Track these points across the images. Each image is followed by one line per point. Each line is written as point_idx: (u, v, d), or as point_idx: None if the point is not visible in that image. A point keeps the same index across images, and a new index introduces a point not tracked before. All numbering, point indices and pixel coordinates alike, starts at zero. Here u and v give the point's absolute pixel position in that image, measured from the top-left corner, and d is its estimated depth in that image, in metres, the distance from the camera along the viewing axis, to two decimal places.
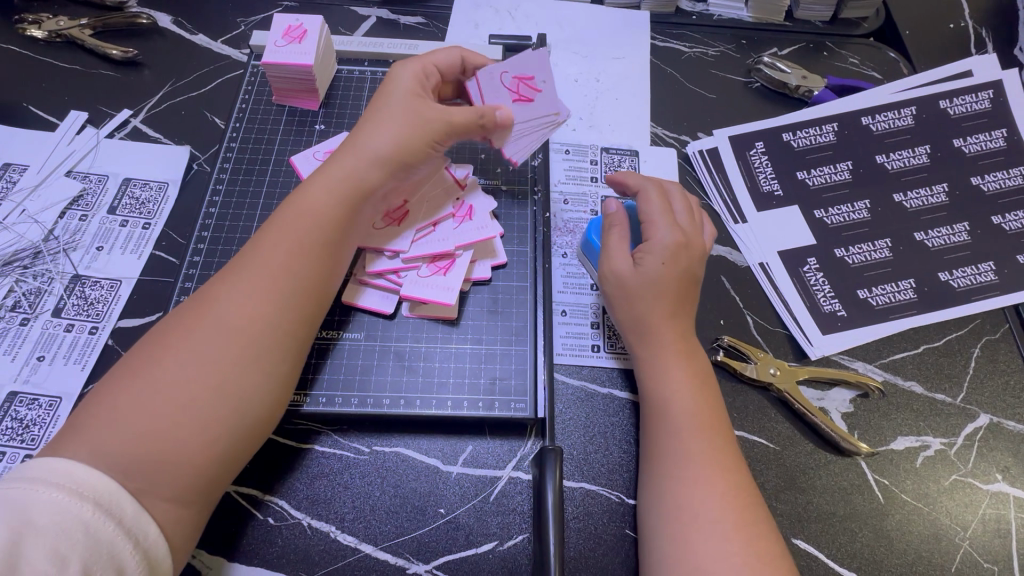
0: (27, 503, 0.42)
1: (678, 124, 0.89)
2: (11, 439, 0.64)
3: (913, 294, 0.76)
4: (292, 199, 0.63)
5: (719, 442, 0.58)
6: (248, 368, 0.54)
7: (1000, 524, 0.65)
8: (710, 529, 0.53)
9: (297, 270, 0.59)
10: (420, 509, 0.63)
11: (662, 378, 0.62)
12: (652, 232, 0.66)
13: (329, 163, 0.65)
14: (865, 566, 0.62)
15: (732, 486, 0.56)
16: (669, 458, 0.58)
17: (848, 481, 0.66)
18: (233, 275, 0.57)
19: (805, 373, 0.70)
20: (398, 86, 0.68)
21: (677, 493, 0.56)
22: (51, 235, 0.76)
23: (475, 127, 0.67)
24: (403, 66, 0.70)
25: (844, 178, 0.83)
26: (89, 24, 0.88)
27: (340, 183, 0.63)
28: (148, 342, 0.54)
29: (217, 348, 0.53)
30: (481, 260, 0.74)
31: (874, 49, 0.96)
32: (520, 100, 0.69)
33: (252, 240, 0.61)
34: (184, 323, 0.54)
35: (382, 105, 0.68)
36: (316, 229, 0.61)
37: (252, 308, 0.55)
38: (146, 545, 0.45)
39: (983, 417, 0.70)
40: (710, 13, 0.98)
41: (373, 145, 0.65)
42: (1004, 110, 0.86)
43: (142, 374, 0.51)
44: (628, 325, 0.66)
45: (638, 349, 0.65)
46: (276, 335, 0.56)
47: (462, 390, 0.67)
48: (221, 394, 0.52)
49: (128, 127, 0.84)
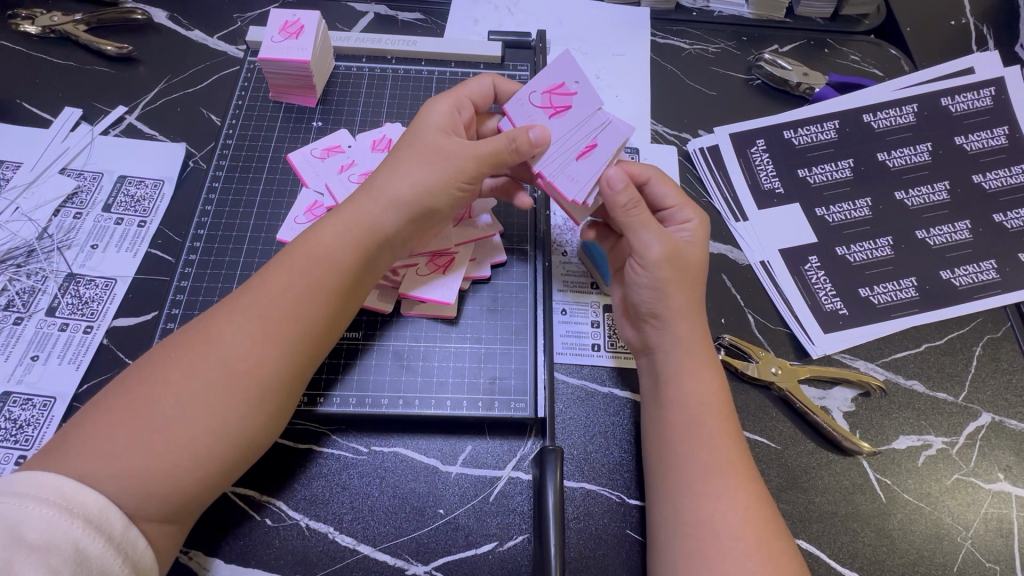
0: (14, 519, 0.41)
1: (678, 121, 0.88)
2: (4, 440, 0.63)
3: (914, 292, 0.76)
4: (304, 237, 0.60)
5: (738, 452, 0.57)
6: (247, 409, 0.52)
7: (1002, 523, 0.64)
8: (731, 547, 0.51)
9: (304, 314, 0.56)
10: (419, 510, 0.62)
11: (687, 382, 0.60)
12: (682, 216, 0.67)
13: (346, 205, 0.62)
14: (867, 565, 0.62)
15: (753, 498, 0.54)
16: (680, 474, 0.56)
17: (849, 480, 0.66)
18: (236, 312, 0.54)
19: (806, 372, 0.70)
20: (429, 126, 0.64)
21: (696, 507, 0.53)
22: (45, 233, 0.75)
23: (506, 152, 0.61)
24: (437, 101, 0.66)
25: (845, 176, 0.83)
26: (83, 20, 0.87)
27: (358, 227, 0.60)
28: (143, 371, 0.52)
29: (215, 390, 0.51)
30: (481, 259, 0.73)
31: (874, 46, 0.96)
32: (559, 112, 0.62)
33: (261, 271, 0.58)
34: (184, 357, 0.52)
35: (409, 144, 0.64)
36: (329, 272, 0.58)
37: (255, 352, 0.53)
38: (135, 558, 0.45)
39: (984, 416, 0.70)
40: (710, 9, 0.98)
41: (396, 188, 0.61)
42: (1005, 108, 0.86)
43: (137, 407, 0.49)
44: (677, 316, 0.62)
45: (678, 348, 0.61)
46: (278, 379, 0.53)
47: (462, 389, 0.67)
48: (217, 434, 0.50)
49: (124, 124, 0.83)
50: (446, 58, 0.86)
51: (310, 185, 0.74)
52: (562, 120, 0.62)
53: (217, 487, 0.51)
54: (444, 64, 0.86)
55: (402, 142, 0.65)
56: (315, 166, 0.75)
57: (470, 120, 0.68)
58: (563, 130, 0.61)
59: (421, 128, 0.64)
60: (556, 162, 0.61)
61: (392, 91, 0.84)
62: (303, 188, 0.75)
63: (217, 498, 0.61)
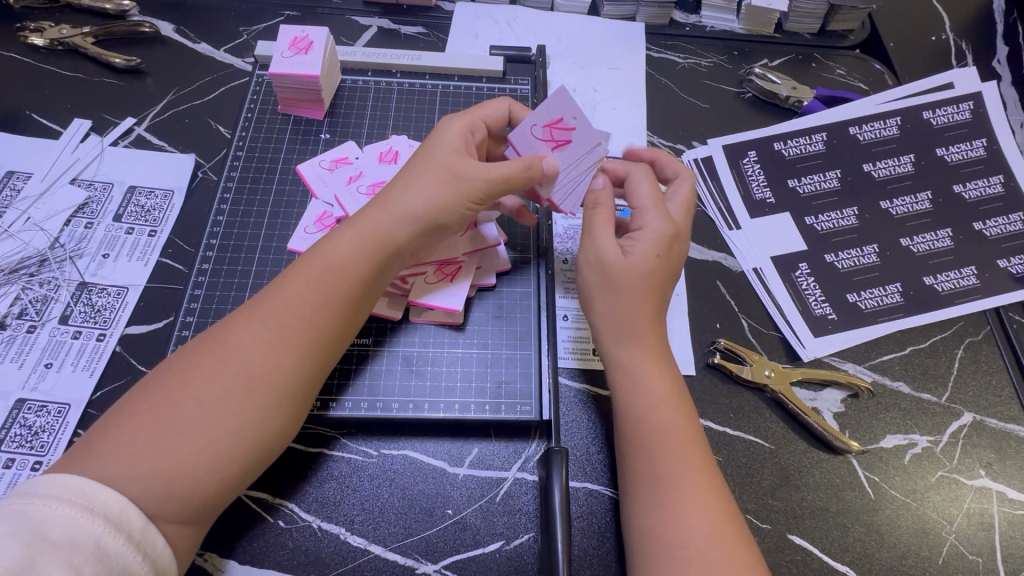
0: (39, 518, 0.43)
1: (674, 133, 0.92)
2: (21, 446, 0.64)
3: (899, 298, 0.79)
4: (319, 246, 0.62)
5: (699, 461, 0.58)
6: (265, 413, 0.54)
7: (984, 517, 0.68)
8: (696, 557, 0.52)
9: (319, 320, 0.58)
10: (428, 510, 0.64)
11: (643, 393, 0.62)
12: (641, 219, 0.66)
13: (360, 215, 0.64)
14: (856, 559, 0.65)
15: (716, 505, 0.55)
16: (641, 481, 0.58)
17: (840, 478, 0.69)
18: (256, 317, 0.57)
19: (798, 375, 0.73)
20: (442, 142, 0.66)
21: (660, 520, 0.55)
22: (56, 242, 0.76)
23: (521, 179, 0.64)
24: (452, 120, 0.68)
25: (833, 186, 0.86)
26: (91, 33, 0.89)
27: (369, 235, 0.62)
28: (165, 375, 0.54)
29: (235, 393, 0.53)
30: (486, 267, 0.75)
31: (860, 60, 1.00)
32: (561, 145, 0.66)
33: (277, 279, 0.60)
34: (204, 363, 0.54)
35: (424, 157, 0.66)
36: (342, 279, 0.60)
37: (273, 358, 0.55)
38: (154, 556, 0.47)
39: (966, 415, 0.73)
40: (703, 25, 1.01)
41: (408, 202, 0.63)
42: (984, 121, 0.90)
43: (161, 411, 0.51)
44: (607, 327, 0.65)
45: (614, 359, 0.65)
46: (294, 383, 0.56)
47: (469, 393, 0.69)
48: (235, 437, 0.52)
49: (133, 135, 0.85)
50: (448, 72, 0.89)
51: (320, 196, 0.76)
52: (564, 153, 0.67)
53: (232, 490, 0.53)
54: (447, 78, 0.89)
55: (416, 157, 0.67)
56: (324, 178, 0.78)
57: (483, 141, 0.70)
58: (567, 162, 0.67)
59: (434, 143, 0.67)
60: (568, 188, 0.68)
61: (397, 105, 0.86)
62: (312, 199, 0.77)
63: (231, 502, 0.62)
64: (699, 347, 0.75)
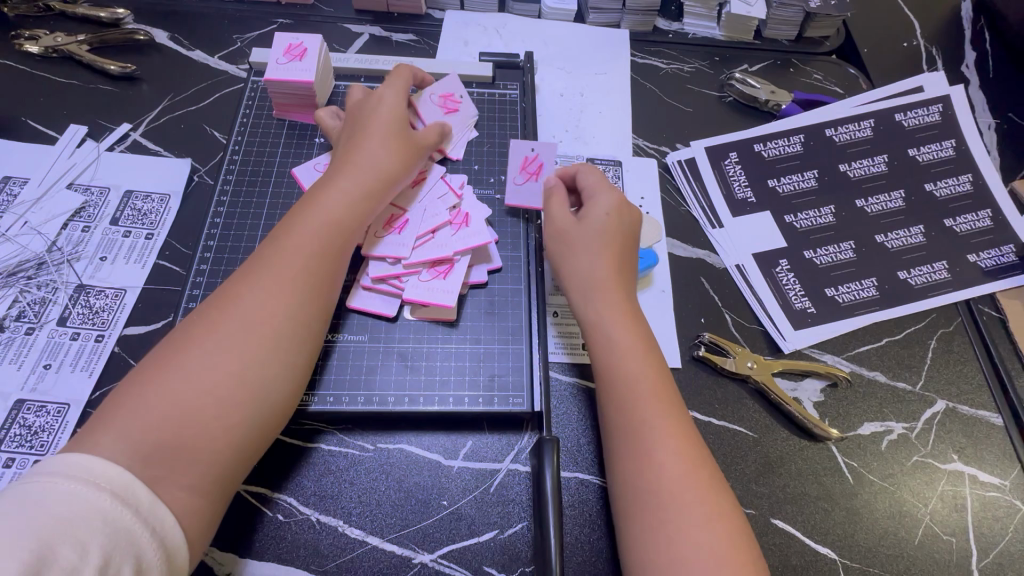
0: (46, 494, 0.43)
1: (658, 136, 0.95)
2: (21, 445, 0.65)
3: (875, 291, 0.83)
4: (304, 210, 0.67)
5: (676, 419, 0.60)
6: (270, 361, 0.57)
7: (957, 499, 0.71)
8: (678, 513, 0.54)
9: (313, 274, 0.62)
10: (424, 502, 0.66)
11: (620, 352, 0.64)
12: (595, 197, 0.74)
13: (331, 177, 0.70)
14: (837, 541, 0.67)
15: (691, 461, 0.57)
16: (622, 443, 0.59)
17: (820, 463, 0.71)
18: (252, 276, 0.60)
19: (779, 366, 0.76)
20: (386, 106, 0.75)
21: (642, 480, 0.56)
22: (54, 246, 0.78)
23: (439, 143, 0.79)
24: (385, 88, 0.77)
25: (811, 185, 0.90)
26: (86, 40, 0.91)
27: (346, 190, 0.68)
28: (170, 345, 0.56)
29: (240, 345, 0.56)
30: (478, 265, 0.78)
31: (835, 66, 1.04)
32: (450, 111, 0.85)
33: (266, 244, 0.64)
34: (210, 324, 0.57)
35: (371, 120, 0.74)
36: (329, 233, 0.65)
37: (272, 308, 0.59)
38: (163, 532, 0.47)
39: (940, 403, 0.77)
40: (685, 32, 1.05)
41: (370, 156, 0.71)
42: (952, 123, 0.94)
43: (170, 372, 0.53)
44: (574, 286, 0.69)
45: (584, 315, 0.68)
46: (293, 332, 0.59)
47: (463, 386, 0.71)
48: (243, 385, 0.54)
49: (128, 140, 0.86)
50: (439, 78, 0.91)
51: None
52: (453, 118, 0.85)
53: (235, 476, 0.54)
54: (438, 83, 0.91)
55: (357, 121, 0.75)
56: None
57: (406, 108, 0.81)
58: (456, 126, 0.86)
59: (372, 107, 0.75)
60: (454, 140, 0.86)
61: None
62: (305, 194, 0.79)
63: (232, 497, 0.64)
64: (684, 341, 0.78)
